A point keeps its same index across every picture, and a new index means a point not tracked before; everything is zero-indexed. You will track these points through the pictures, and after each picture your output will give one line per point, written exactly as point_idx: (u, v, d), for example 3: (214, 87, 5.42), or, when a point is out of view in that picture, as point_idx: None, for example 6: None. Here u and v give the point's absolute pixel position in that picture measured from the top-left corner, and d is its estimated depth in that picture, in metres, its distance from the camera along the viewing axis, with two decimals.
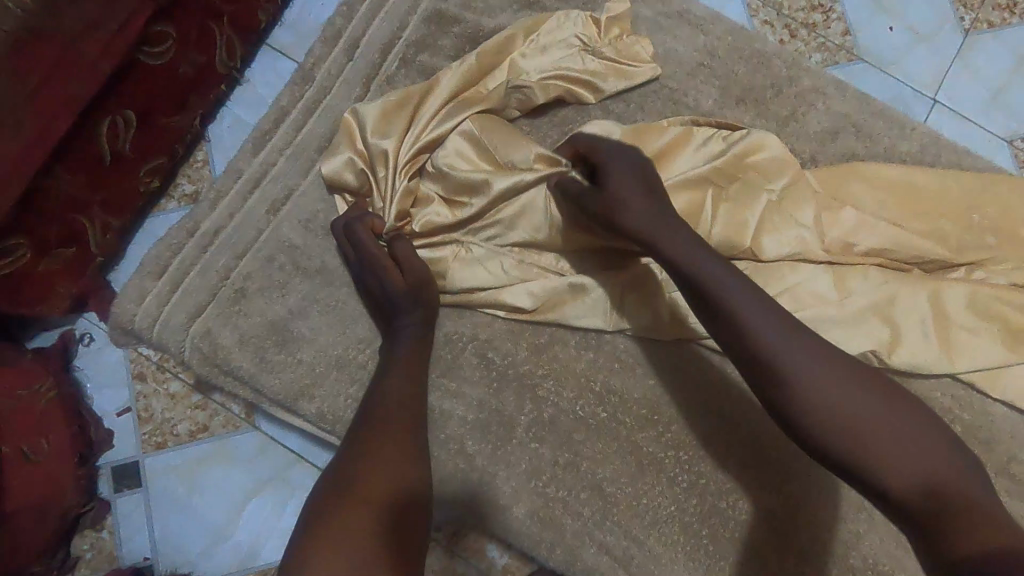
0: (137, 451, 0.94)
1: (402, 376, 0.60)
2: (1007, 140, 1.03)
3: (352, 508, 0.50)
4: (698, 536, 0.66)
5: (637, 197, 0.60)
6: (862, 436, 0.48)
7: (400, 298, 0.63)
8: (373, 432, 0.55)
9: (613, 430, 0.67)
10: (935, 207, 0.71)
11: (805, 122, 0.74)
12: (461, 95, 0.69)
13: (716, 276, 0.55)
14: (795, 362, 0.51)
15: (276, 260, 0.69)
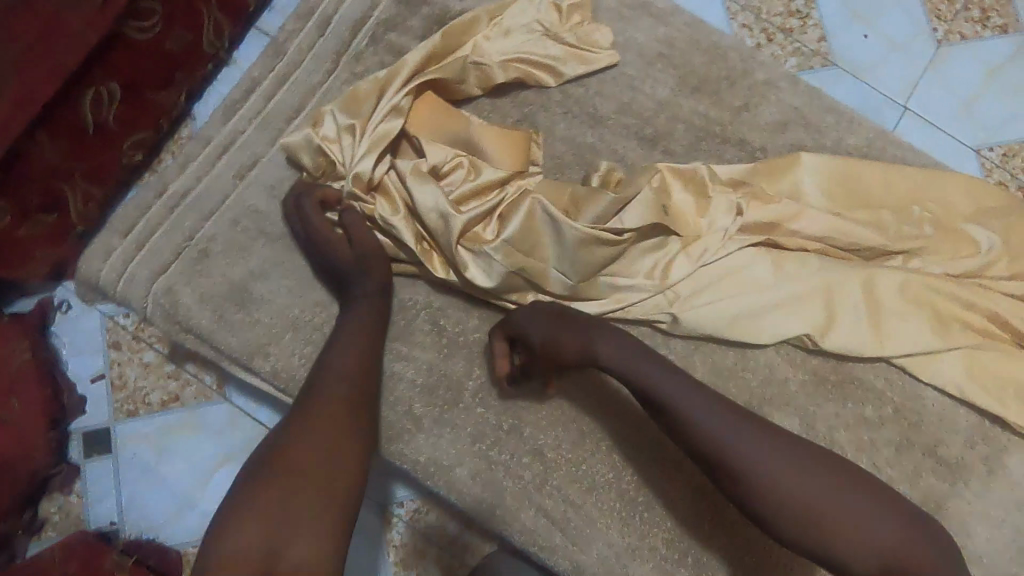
0: (109, 418, 0.96)
1: (343, 350, 0.61)
2: (978, 149, 1.06)
3: (277, 482, 0.52)
4: (633, 503, 0.69)
5: (564, 324, 0.63)
6: (824, 527, 0.52)
7: (356, 278, 0.66)
8: (310, 408, 0.56)
9: (557, 399, 0.70)
10: (878, 197, 0.73)
11: (757, 113, 0.77)
12: (424, 73, 0.71)
13: (667, 389, 0.59)
14: (749, 462, 0.55)
15: (239, 223, 0.71)
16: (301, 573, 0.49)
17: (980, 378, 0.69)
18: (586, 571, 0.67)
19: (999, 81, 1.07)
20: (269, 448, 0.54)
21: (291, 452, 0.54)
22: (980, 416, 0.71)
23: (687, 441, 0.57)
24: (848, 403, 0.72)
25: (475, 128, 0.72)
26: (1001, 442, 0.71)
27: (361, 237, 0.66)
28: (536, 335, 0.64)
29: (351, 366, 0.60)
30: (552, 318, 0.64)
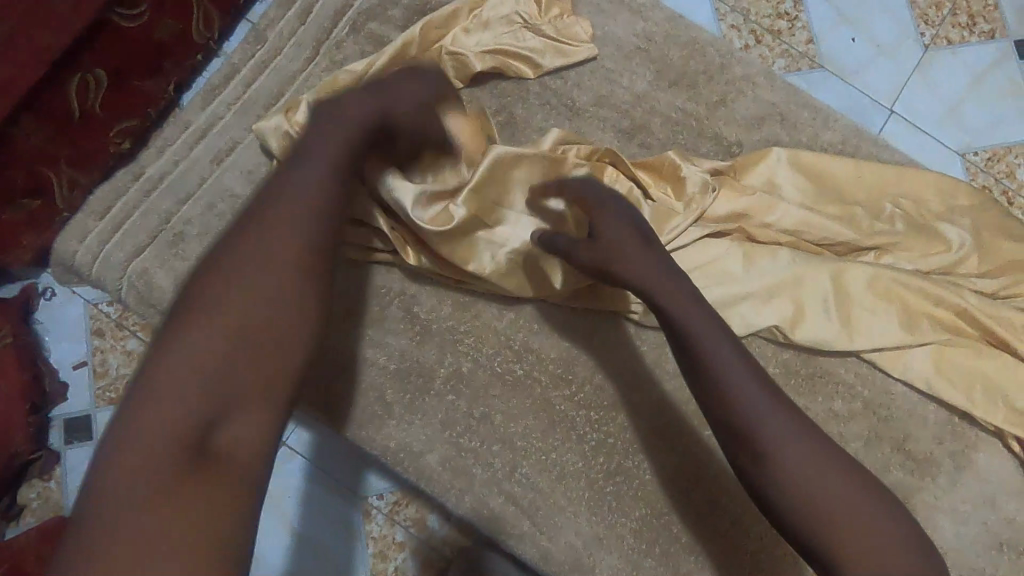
0: (89, 405, 0.95)
1: (312, 172, 0.51)
2: (963, 153, 1.06)
3: (215, 339, 0.46)
4: (602, 492, 0.69)
5: (639, 245, 0.59)
6: (836, 532, 0.49)
7: (354, 95, 0.55)
8: (263, 250, 0.48)
9: (527, 387, 0.70)
10: (849, 194, 0.74)
11: (733, 108, 0.78)
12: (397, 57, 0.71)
13: (725, 371, 0.54)
14: (793, 467, 0.51)
15: (215, 207, 0.72)
16: (229, 457, 0.44)
17: (950, 374, 0.70)
18: (554, 559, 0.67)
19: (984, 86, 1.08)
20: (198, 301, 0.47)
21: (226, 304, 0.47)
22: (949, 412, 0.72)
23: (724, 427, 0.54)
24: (819, 397, 0.72)
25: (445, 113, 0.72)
26: (970, 438, 0.72)
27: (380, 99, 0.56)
28: (610, 239, 0.59)
29: (319, 193, 0.50)
30: (638, 231, 0.60)
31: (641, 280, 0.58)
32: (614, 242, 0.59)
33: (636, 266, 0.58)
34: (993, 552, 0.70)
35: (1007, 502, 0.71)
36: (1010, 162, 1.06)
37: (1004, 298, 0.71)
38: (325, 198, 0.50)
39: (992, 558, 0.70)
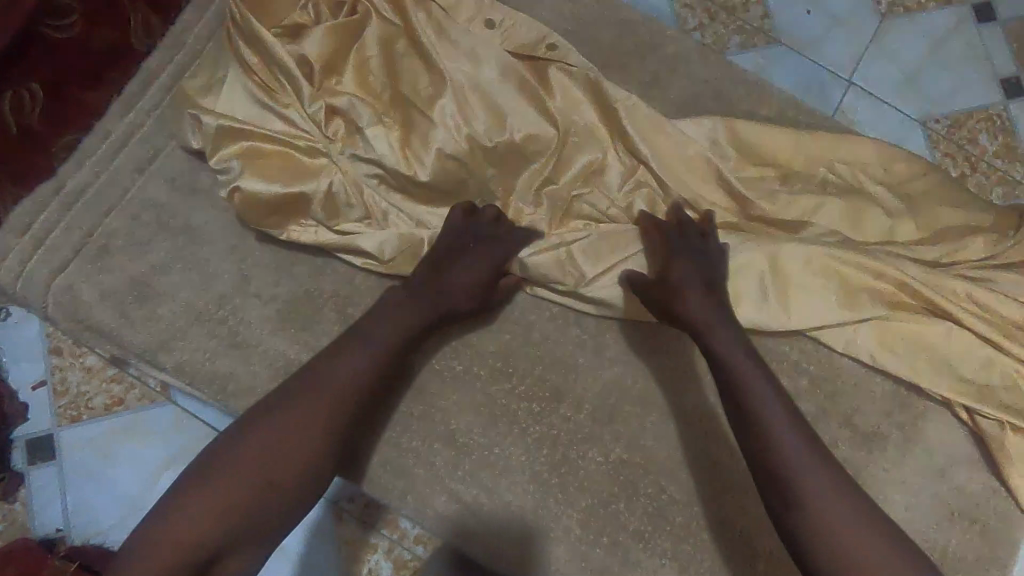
0: (52, 424, 0.95)
1: (357, 351, 0.61)
2: (923, 122, 1.05)
3: (249, 482, 0.56)
4: (547, 484, 0.68)
5: (700, 289, 0.63)
6: (836, 541, 0.53)
7: (425, 295, 0.64)
8: (307, 410, 0.59)
9: (467, 383, 0.69)
10: (784, 169, 0.73)
11: (667, 87, 0.77)
12: (333, 50, 0.70)
13: (758, 393, 0.58)
14: (811, 485, 0.55)
15: (140, 218, 0.70)
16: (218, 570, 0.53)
17: (894, 346, 0.69)
18: (500, 555, 0.67)
19: (941, 53, 1.06)
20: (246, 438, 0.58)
21: (269, 452, 0.57)
22: (895, 383, 0.71)
23: (750, 445, 0.57)
24: None
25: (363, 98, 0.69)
26: (918, 409, 0.71)
27: (450, 274, 0.65)
28: (675, 276, 0.63)
29: (360, 378, 0.61)
30: (694, 262, 0.64)
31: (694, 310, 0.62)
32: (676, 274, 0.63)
33: (690, 294, 0.62)
34: (946, 523, 0.69)
35: (958, 471, 0.70)
36: (971, 128, 1.04)
37: (947, 265, 0.70)
38: (355, 388, 0.60)
39: (946, 527, 0.69)
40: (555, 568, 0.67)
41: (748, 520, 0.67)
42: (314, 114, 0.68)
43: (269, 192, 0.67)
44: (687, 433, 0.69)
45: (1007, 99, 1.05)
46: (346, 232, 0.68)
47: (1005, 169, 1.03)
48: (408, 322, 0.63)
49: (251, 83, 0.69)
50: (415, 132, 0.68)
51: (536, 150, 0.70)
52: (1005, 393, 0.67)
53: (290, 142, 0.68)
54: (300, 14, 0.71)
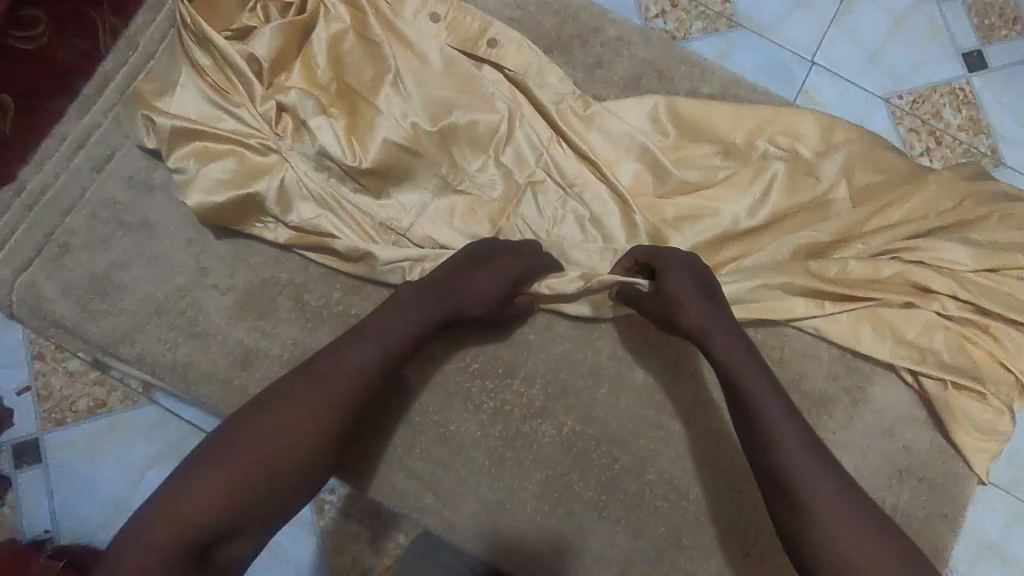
0: (37, 428, 0.97)
1: (367, 342, 0.60)
2: (887, 99, 1.06)
3: (254, 465, 0.54)
4: (502, 458, 0.70)
5: (701, 298, 0.62)
6: (840, 548, 0.53)
7: (432, 289, 0.63)
8: (270, 418, 0.56)
9: (421, 363, 0.71)
10: (727, 144, 0.75)
11: (611, 69, 0.79)
12: (285, 49, 0.71)
13: (772, 414, 0.57)
14: (824, 507, 0.54)
15: (99, 216, 0.72)
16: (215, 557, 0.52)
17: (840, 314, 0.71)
18: (457, 528, 0.69)
19: (903, 30, 1.08)
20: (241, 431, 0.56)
21: (273, 440, 0.55)
22: (842, 349, 0.73)
23: (762, 463, 0.57)
24: None
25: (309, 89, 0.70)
26: (866, 373, 0.72)
27: (466, 275, 0.64)
28: (675, 288, 0.62)
29: (370, 371, 0.59)
30: (693, 277, 0.63)
31: (703, 326, 0.60)
32: (678, 293, 0.62)
33: (696, 311, 0.61)
34: (895, 482, 0.71)
35: (906, 431, 0.72)
36: (934, 103, 1.06)
37: (887, 230, 0.71)
38: (362, 379, 0.59)
39: (895, 486, 0.71)
40: (510, 539, 0.69)
41: (698, 485, 0.70)
42: (265, 113, 0.69)
43: (222, 191, 0.68)
44: (637, 404, 0.71)
45: (970, 72, 1.06)
46: (300, 226, 0.69)
47: (969, 142, 1.04)
48: (420, 314, 0.62)
49: (202, 83, 0.70)
50: (361, 123, 0.70)
51: (485, 137, 0.71)
52: (947, 354, 0.69)
53: (240, 141, 0.69)
54: (249, 16, 0.72)
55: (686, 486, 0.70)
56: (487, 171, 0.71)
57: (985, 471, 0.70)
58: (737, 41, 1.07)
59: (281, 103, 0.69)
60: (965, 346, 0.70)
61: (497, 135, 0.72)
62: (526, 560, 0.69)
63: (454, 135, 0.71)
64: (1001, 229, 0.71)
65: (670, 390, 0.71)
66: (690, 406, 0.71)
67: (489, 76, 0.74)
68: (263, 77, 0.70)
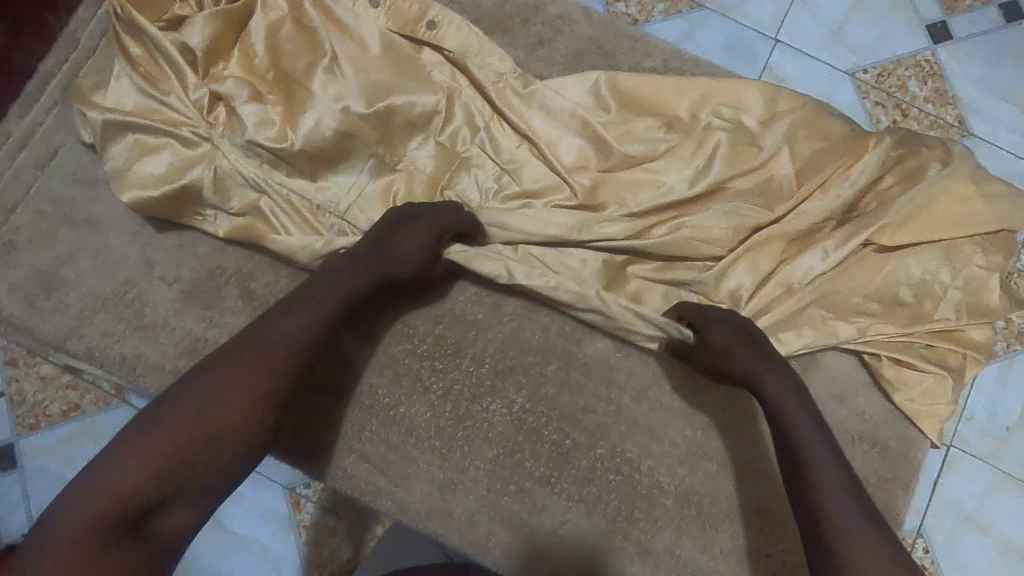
0: (10, 434, 0.97)
1: (308, 308, 0.60)
2: (852, 74, 1.03)
3: (194, 432, 0.54)
4: (453, 438, 0.70)
5: (743, 342, 0.64)
6: (851, 544, 0.54)
7: (357, 253, 0.64)
8: (215, 387, 0.56)
9: (370, 346, 0.71)
10: (668, 115, 0.75)
11: (553, 47, 0.80)
12: (218, 37, 0.71)
13: (799, 425, 0.61)
14: (854, 542, 0.54)
15: (45, 212, 0.72)
16: (157, 528, 0.52)
17: (779, 279, 0.71)
18: (410, 509, 0.69)
19: (866, 2, 1.04)
20: (178, 399, 0.55)
21: (212, 408, 0.55)
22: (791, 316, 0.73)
23: (788, 468, 0.60)
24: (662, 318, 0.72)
25: (244, 77, 0.70)
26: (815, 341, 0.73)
27: (387, 235, 0.64)
28: (717, 338, 0.64)
29: (308, 335, 0.59)
30: (736, 326, 0.65)
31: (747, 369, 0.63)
32: (719, 340, 0.64)
33: (740, 351, 0.63)
34: (848, 448, 0.71)
35: (856, 396, 0.72)
36: (899, 76, 1.02)
37: (828, 198, 0.71)
38: (303, 346, 0.59)
39: (848, 452, 0.71)
40: (463, 519, 0.69)
41: (651, 457, 0.70)
42: (198, 100, 0.70)
43: (156, 183, 0.69)
44: (586, 379, 0.71)
45: (934, 44, 1.03)
46: (237, 213, 0.69)
47: (935, 114, 1.01)
48: (355, 278, 0.63)
49: (135, 74, 0.70)
50: (297, 108, 0.70)
51: (422, 116, 0.71)
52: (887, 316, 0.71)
53: (171, 130, 0.69)
54: (181, 5, 0.73)
55: (639, 459, 0.70)
56: (427, 152, 0.72)
57: (934, 434, 0.71)
58: (699, 20, 1.04)
59: (216, 91, 0.70)
60: (906, 307, 0.71)
61: (435, 114, 0.72)
62: (480, 539, 0.69)
63: (393, 120, 0.71)
64: (946, 192, 0.71)
65: (619, 365, 0.72)
66: (640, 379, 0.71)
67: (428, 58, 0.74)
68: (196, 67, 0.71)
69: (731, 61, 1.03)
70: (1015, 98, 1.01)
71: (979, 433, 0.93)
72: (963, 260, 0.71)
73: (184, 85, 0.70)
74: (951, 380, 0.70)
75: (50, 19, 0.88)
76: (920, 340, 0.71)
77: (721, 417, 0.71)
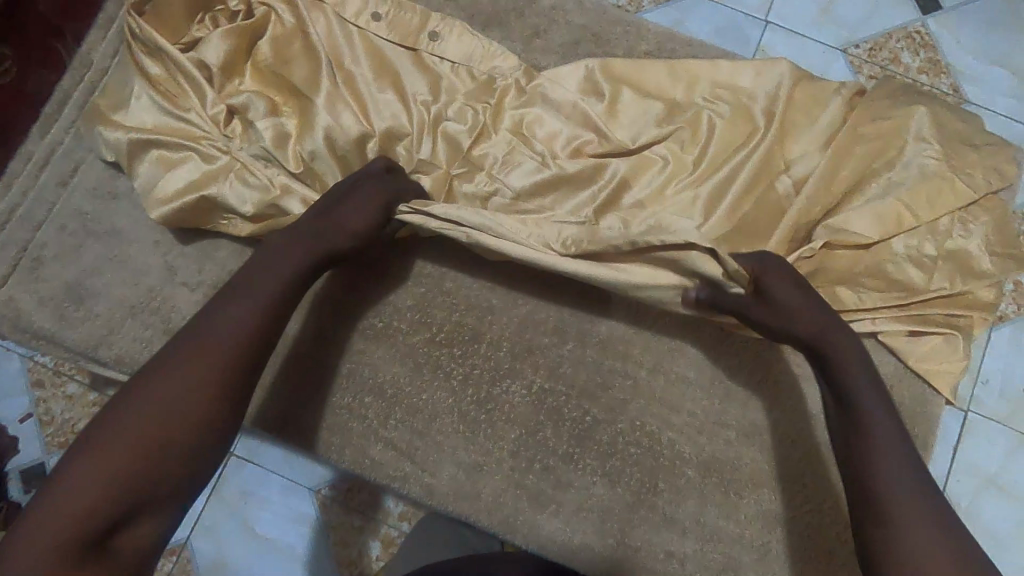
0: (41, 452, 1.00)
1: (252, 295, 0.59)
2: (844, 49, 1.04)
3: (147, 442, 0.51)
4: (476, 421, 0.71)
5: (802, 289, 0.62)
6: (904, 516, 0.51)
7: (304, 242, 0.63)
8: (167, 385, 0.53)
9: (390, 337, 0.73)
10: (663, 94, 0.77)
11: (548, 38, 0.82)
12: (236, 55, 0.74)
13: (863, 392, 0.58)
14: (907, 504, 0.52)
15: (68, 228, 0.75)
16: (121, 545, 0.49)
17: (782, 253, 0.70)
18: (438, 493, 0.71)
19: None
20: (130, 401, 0.52)
21: (162, 406, 0.52)
22: None
23: (844, 429, 0.57)
24: None
25: (257, 92, 0.73)
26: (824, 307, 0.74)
27: (341, 215, 0.65)
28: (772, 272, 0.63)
29: (251, 326, 0.57)
30: (793, 278, 0.63)
31: (810, 324, 0.61)
32: (779, 292, 0.62)
33: (805, 315, 0.61)
34: None
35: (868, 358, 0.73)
36: (891, 49, 1.04)
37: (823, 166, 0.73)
38: (248, 329, 0.57)
39: None
40: (491, 499, 0.71)
41: (670, 429, 0.71)
42: (215, 114, 0.72)
43: (177, 195, 0.71)
44: (603, 357, 0.73)
45: (924, 15, 1.04)
46: (251, 212, 0.71)
47: (930, 83, 1.02)
48: (299, 264, 0.62)
49: (154, 92, 0.73)
50: (307, 120, 0.72)
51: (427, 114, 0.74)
52: (899, 278, 0.71)
53: (190, 144, 0.71)
54: (199, 28, 0.76)
55: (659, 431, 0.71)
56: (432, 146, 0.74)
57: (948, 391, 0.72)
58: (690, 6, 1.05)
59: (231, 106, 0.72)
60: (916, 268, 0.71)
61: (437, 111, 0.74)
62: (507, 517, 0.70)
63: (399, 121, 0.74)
64: (942, 153, 0.73)
65: (632, 341, 0.73)
66: (654, 353, 0.73)
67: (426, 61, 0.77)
68: (211, 83, 0.73)
69: (725, 44, 1.04)
70: (1007, 64, 1.02)
71: (996, 397, 0.92)
72: (962, 222, 0.73)
73: (201, 102, 0.73)
74: (960, 339, 0.72)
75: (63, 47, 0.91)
76: (929, 300, 0.72)
77: (737, 386, 0.72)
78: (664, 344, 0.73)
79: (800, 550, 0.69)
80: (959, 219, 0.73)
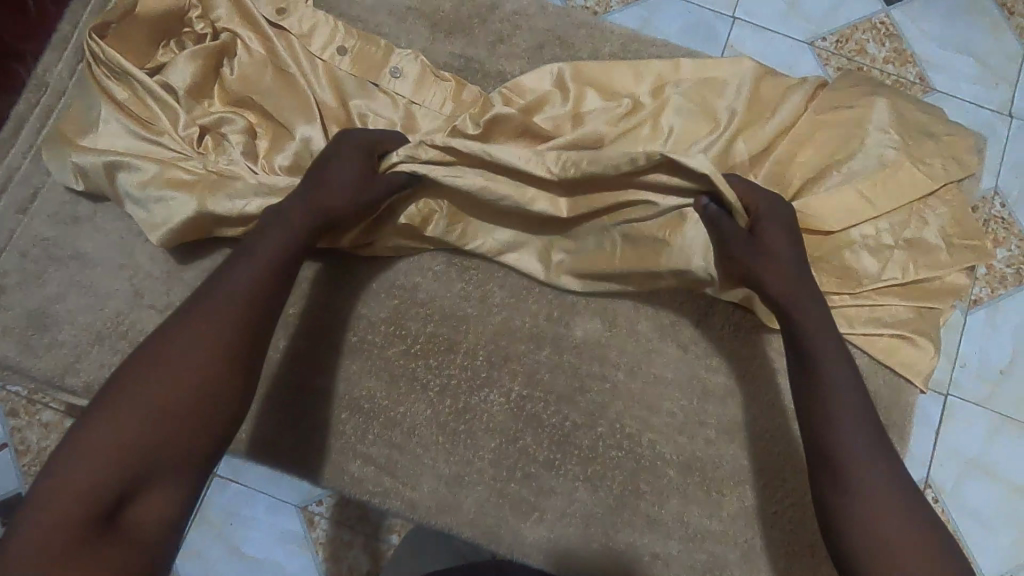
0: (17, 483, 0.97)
1: (251, 268, 0.58)
2: (811, 42, 1.05)
3: (139, 420, 0.48)
4: (455, 432, 0.71)
5: (783, 247, 0.62)
6: (864, 482, 0.53)
7: (273, 220, 0.62)
8: (175, 359, 0.51)
9: (365, 351, 0.73)
10: (630, 95, 0.77)
11: (513, 43, 0.82)
12: (204, 77, 0.73)
13: (831, 356, 0.58)
14: (867, 470, 0.53)
15: (31, 254, 0.74)
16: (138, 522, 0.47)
17: None
18: (420, 506, 0.70)
19: None
20: (133, 374, 0.50)
21: (168, 378, 0.51)
22: None
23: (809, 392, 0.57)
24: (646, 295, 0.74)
25: (230, 112, 0.72)
26: None
27: (322, 185, 0.64)
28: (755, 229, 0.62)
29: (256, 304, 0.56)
30: (789, 230, 0.63)
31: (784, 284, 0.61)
32: (773, 240, 0.61)
33: (777, 279, 0.61)
34: None
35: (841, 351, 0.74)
36: (857, 40, 1.05)
37: (789, 162, 0.73)
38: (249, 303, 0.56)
39: None
40: (473, 510, 0.70)
41: (651, 430, 0.71)
42: (185, 136, 0.71)
43: (157, 214, 0.69)
44: (580, 361, 0.73)
45: (887, 6, 1.06)
46: (224, 208, 0.68)
47: (897, 73, 1.03)
48: (293, 229, 0.61)
49: (121, 117, 0.72)
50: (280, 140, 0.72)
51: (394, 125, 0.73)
52: (867, 270, 0.72)
53: (162, 166, 0.69)
54: (164, 52, 0.75)
55: (639, 433, 0.71)
56: None
57: (918, 378, 0.73)
58: (656, 4, 1.05)
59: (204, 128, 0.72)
60: (883, 260, 0.72)
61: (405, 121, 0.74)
62: (491, 526, 0.70)
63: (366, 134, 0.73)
64: (901, 145, 0.74)
65: (609, 344, 0.73)
66: (631, 355, 0.73)
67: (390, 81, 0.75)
68: (180, 105, 0.71)
69: (693, 42, 1.04)
70: (970, 51, 1.04)
71: (973, 381, 0.93)
72: (925, 213, 0.74)
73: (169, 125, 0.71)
74: (930, 327, 0.73)
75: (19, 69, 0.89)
76: (898, 291, 0.72)
77: (714, 385, 0.72)
78: (640, 345, 0.73)
79: (784, 545, 0.69)
80: (922, 211, 0.74)
